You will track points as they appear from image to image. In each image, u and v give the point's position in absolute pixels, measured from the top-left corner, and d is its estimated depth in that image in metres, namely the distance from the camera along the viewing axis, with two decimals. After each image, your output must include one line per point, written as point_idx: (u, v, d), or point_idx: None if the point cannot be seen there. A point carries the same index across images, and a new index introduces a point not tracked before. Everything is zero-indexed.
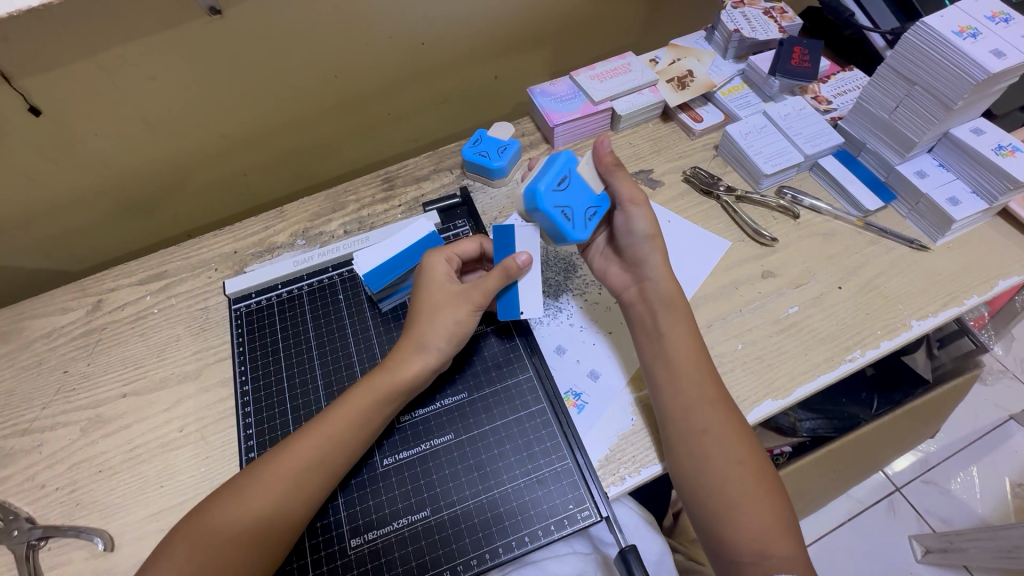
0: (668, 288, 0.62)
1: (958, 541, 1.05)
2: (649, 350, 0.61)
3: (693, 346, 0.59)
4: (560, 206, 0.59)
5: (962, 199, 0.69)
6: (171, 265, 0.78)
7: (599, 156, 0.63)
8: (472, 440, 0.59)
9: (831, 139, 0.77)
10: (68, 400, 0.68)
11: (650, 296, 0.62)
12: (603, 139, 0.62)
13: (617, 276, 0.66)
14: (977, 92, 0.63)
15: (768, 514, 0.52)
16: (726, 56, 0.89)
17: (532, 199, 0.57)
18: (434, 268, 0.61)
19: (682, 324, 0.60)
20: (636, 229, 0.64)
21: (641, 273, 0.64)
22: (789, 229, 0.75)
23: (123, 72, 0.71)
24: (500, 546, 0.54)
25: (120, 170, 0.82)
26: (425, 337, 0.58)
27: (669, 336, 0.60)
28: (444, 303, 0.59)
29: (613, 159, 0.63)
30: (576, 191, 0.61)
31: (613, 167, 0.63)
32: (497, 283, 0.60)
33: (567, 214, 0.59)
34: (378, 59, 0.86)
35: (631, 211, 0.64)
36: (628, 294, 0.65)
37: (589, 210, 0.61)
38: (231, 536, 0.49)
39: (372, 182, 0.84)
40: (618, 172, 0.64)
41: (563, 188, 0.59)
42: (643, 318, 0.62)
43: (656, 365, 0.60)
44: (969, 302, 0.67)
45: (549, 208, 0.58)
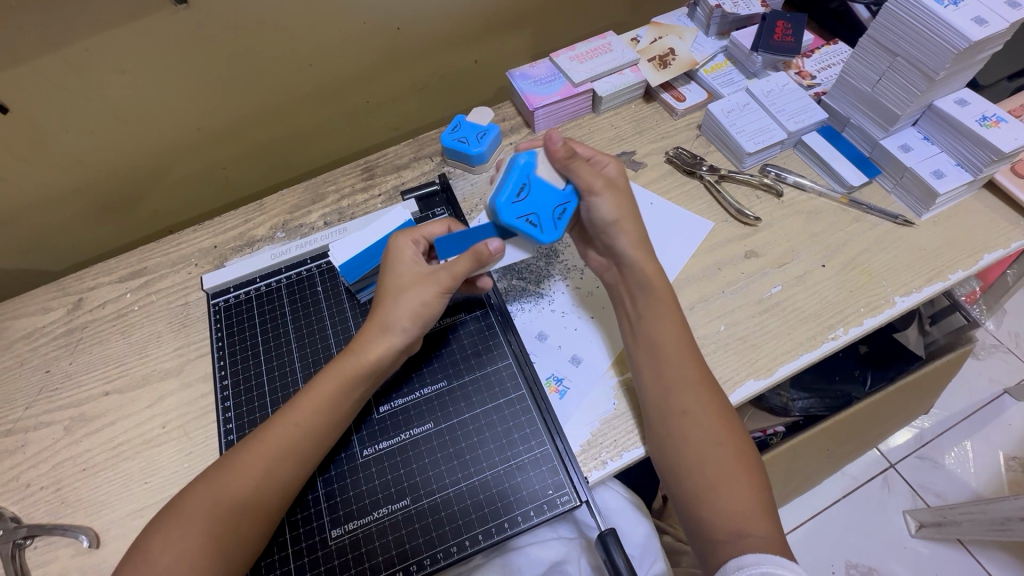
0: (642, 272, 0.60)
1: (951, 515, 1.05)
2: (630, 330, 0.61)
3: (676, 325, 0.59)
4: (524, 215, 0.57)
5: (946, 172, 0.68)
6: (151, 262, 0.78)
7: (550, 152, 0.58)
8: (451, 429, 0.59)
9: (814, 115, 0.76)
10: (51, 399, 0.68)
11: (626, 278, 0.62)
12: (552, 133, 0.57)
13: (595, 260, 0.66)
14: (960, 62, 0.62)
15: (747, 493, 0.52)
16: (708, 33, 0.87)
17: (492, 217, 0.57)
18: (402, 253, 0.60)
19: (660, 306, 0.60)
20: (601, 215, 0.60)
21: (614, 256, 0.62)
22: (772, 208, 0.74)
23: (90, 67, 0.69)
24: (480, 533, 0.54)
25: (95, 166, 0.81)
26: (390, 318, 0.56)
27: (653, 315, 0.59)
28: (411, 285, 0.57)
29: (565, 148, 0.58)
30: (537, 199, 0.58)
31: (568, 159, 0.58)
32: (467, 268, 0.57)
33: (533, 221, 0.58)
34: (353, 46, 0.84)
35: (593, 199, 0.60)
36: (608, 275, 0.65)
37: (557, 209, 0.58)
38: (209, 529, 0.49)
39: (352, 172, 0.83)
40: (574, 162, 0.59)
41: (523, 198, 0.58)
42: (624, 298, 0.62)
43: (637, 346, 0.59)
44: (953, 277, 0.67)
45: (512, 221, 0.57)
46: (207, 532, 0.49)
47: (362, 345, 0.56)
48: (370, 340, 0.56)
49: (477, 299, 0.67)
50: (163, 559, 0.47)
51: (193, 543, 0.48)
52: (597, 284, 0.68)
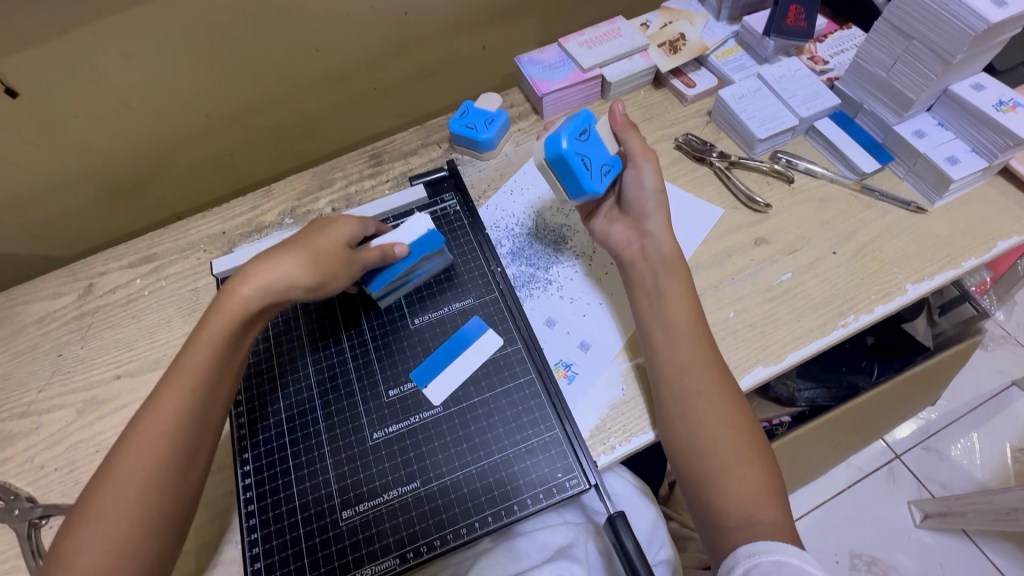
0: (669, 248, 0.62)
1: (957, 505, 1.05)
2: (647, 307, 0.60)
3: (691, 304, 0.59)
4: (581, 155, 0.62)
5: (961, 158, 0.67)
6: (160, 248, 0.78)
7: (612, 117, 0.67)
8: (461, 413, 0.59)
9: (827, 101, 0.75)
10: (64, 382, 0.68)
11: (652, 253, 0.62)
12: (616, 105, 0.68)
13: (619, 234, 0.65)
14: (977, 45, 0.61)
15: (756, 478, 0.52)
16: (719, 17, 0.86)
17: (554, 146, 0.61)
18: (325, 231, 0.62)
19: (679, 286, 0.60)
20: (645, 183, 0.65)
21: (644, 228, 0.64)
22: (783, 195, 0.73)
23: (98, 52, 0.69)
24: (489, 515, 0.54)
25: (103, 152, 0.81)
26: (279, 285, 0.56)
27: (663, 300, 0.59)
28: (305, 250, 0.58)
29: (626, 120, 0.67)
30: (595, 148, 0.63)
31: (625, 128, 0.67)
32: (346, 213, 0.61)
33: (586, 163, 0.62)
34: (360, 31, 0.84)
35: (641, 165, 0.65)
36: (630, 251, 0.64)
37: (604, 166, 0.63)
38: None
39: (359, 158, 0.83)
40: (631, 131, 0.66)
41: (584, 140, 0.62)
42: (644, 277, 0.62)
43: (654, 324, 0.59)
44: (966, 264, 0.66)
45: (571, 152, 0.61)
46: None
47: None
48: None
49: (486, 284, 0.67)
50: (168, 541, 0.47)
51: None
52: (612, 265, 0.68)
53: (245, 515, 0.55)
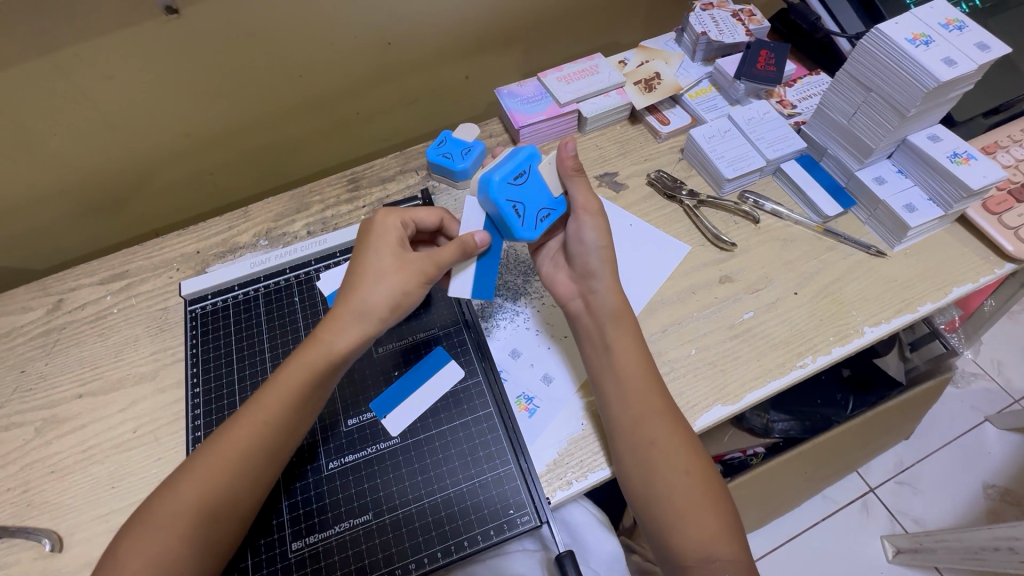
0: (614, 303, 0.62)
1: (927, 541, 1.06)
2: (597, 363, 0.61)
3: (641, 358, 0.59)
4: (513, 201, 0.60)
5: (918, 206, 0.69)
6: (133, 265, 0.78)
7: (560, 159, 0.61)
8: (418, 444, 0.59)
9: (792, 144, 0.77)
10: (24, 400, 0.68)
11: (595, 310, 0.62)
12: (566, 142, 0.61)
13: (564, 285, 0.65)
14: (931, 100, 0.63)
15: (710, 519, 0.53)
16: (694, 58, 0.89)
17: (487, 190, 0.59)
18: (385, 232, 0.59)
19: (627, 340, 0.60)
20: (587, 238, 0.63)
21: (588, 282, 0.63)
22: (749, 233, 0.75)
23: (79, 72, 0.70)
24: (440, 550, 0.54)
25: (81, 167, 0.81)
26: (369, 304, 0.56)
27: (616, 350, 0.60)
28: (392, 269, 0.57)
29: (574, 163, 0.62)
30: (531, 190, 0.61)
31: (573, 172, 0.62)
32: (451, 255, 0.58)
33: (519, 210, 0.60)
34: (344, 59, 0.85)
35: (584, 220, 0.63)
36: (573, 305, 0.64)
37: (542, 210, 0.62)
38: (186, 543, 0.49)
39: (338, 182, 0.84)
40: (577, 179, 0.62)
41: (519, 183, 0.60)
42: (590, 332, 0.62)
43: (604, 376, 0.60)
44: (923, 309, 0.68)
45: (501, 199, 0.59)
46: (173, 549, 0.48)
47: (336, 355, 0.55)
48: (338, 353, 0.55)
49: (452, 314, 0.68)
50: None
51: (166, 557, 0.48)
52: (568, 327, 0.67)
53: None
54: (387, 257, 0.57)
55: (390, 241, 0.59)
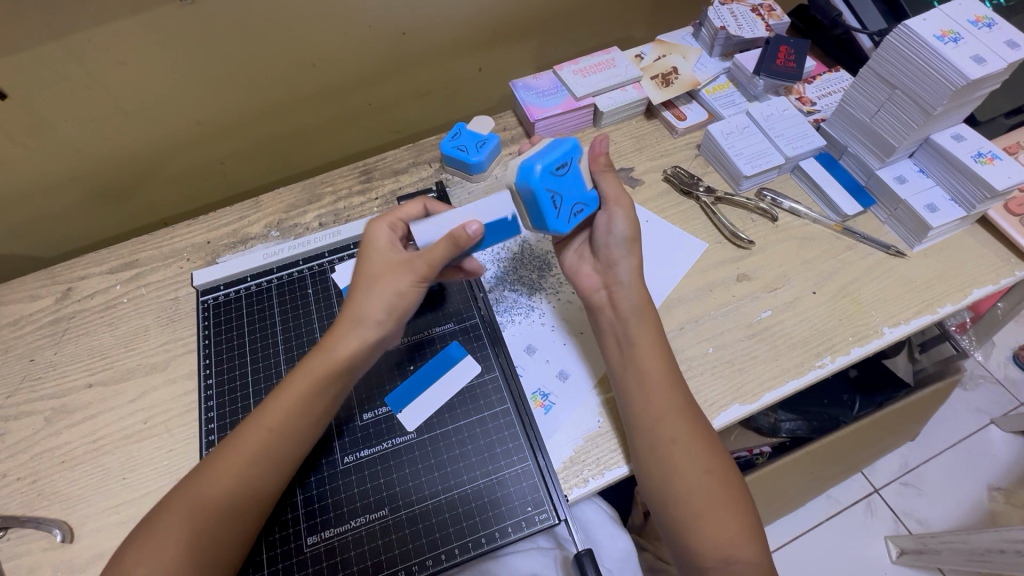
0: (639, 296, 0.61)
1: (932, 543, 1.05)
2: (617, 357, 0.60)
3: (666, 353, 0.59)
4: (552, 192, 0.56)
5: (940, 206, 0.69)
6: (143, 255, 0.77)
7: (594, 153, 0.63)
8: (434, 439, 0.59)
9: (812, 141, 0.76)
10: (33, 388, 0.67)
11: (619, 302, 0.61)
12: (600, 140, 0.63)
13: (588, 277, 0.65)
14: (958, 98, 0.62)
15: (730, 520, 0.52)
16: (711, 54, 0.88)
17: (528, 177, 0.54)
18: (376, 237, 0.59)
19: (651, 333, 0.59)
20: (616, 229, 0.62)
21: (612, 275, 0.62)
22: (766, 232, 0.74)
23: (91, 57, 0.69)
24: (457, 547, 0.54)
25: (90, 154, 0.80)
26: (363, 311, 0.55)
27: (639, 346, 0.59)
28: (385, 274, 0.56)
29: (605, 160, 0.64)
30: (571, 183, 0.58)
31: (605, 168, 0.63)
32: (443, 251, 0.54)
33: (557, 202, 0.57)
34: (358, 49, 0.84)
35: (614, 212, 0.62)
36: (597, 297, 0.63)
37: (577, 205, 0.59)
38: (205, 536, 0.48)
39: (350, 174, 0.83)
40: (608, 174, 0.63)
41: (561, 174, 0.57)
42: (613, 325, 0.61)
43: (625, 375, 0.59)
44: (942, 310, 0.67)
45: (543, 186, 0.55)
46: (191, 543, 0.47)
47: (348, 350, 0.54)
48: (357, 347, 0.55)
49: (468, 309, 0.67)
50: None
51: (183, 551, 0.47)
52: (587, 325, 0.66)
53: None
54: (380, 261, 0.57)
55: (381, 243, 0.59)
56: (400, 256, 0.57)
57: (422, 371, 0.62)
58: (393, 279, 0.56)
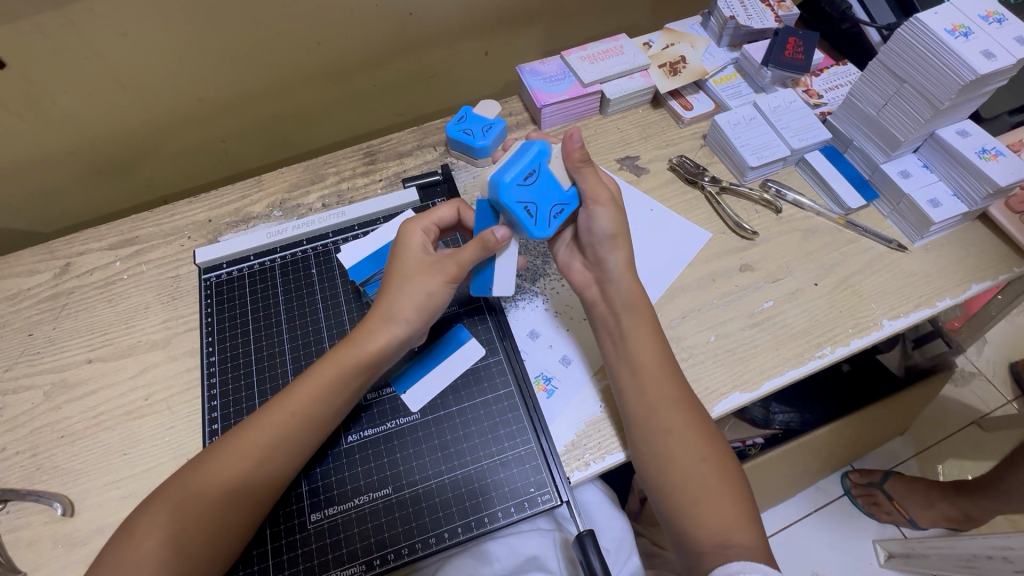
0: (629, 292, 0.61)
1: (919, 548, 1.06)
2: (612, 351, 0.60)
3: (658, 345, 0.59)
4: (524, 202, 0.56)
5: (943, 201, 0.69)
6: (143, 232, 0.77)
7: (566, 151, 0.58)
8: (438, 420, 0.59)
9: (818, 134, 0.76)
10: (32, 363, 0.67)
11: (611, 299, 0.61)
12: (572, 133, 0.57)
13: (579, 273, 0.65)
14: (965, 93, 0.63)
15: (728, 505, 0.53)
16: (720, 44, 0.87)
17: (495, 190, 0.55)
18: (409, 233, 0.58)
19: (644, 330, 0.59)
20: (598, 227, 0.61)
21: (602, 273, 0.62)
22: (770, 223, 0.75)
23: (92, 27, 0.68)
24: (459, 526, 0.54)
25: (90, 129, 0.79)
26: (394, 308, 0.55)
27: (632, 338, 0.59)
28: (416, 273, 0.56)
29: (581, 154, 0.58)
30: (543, 187, 0.57)
31: (581, 163, 0.58)
32: (472, 255, 0.56)
33: (529, 211, 0.56)
34: (364, 28, 0.83)
35: (596, 210, 0.60)
36: (590, 293, 0.64)
37: (556, 207, 0.58)
38: (211, 510, 0.48)
39: (353, 155, 0.82)
40: (586, 168, 0.59)
41: (530, 182, 0.56)
42: (606, 319, 0.61)
43: (620, 366, 0.59)
44: (941, 304, 0.68)
45: (511, 201, 0.55)
46: (196, 518, 0.48)
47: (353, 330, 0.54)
48: (373, 334, 0.55)
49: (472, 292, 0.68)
50: (160, 555, 0.46)
51: (189, 524, 0.47)
52: (581, 315, 0.66)
53: None
54: (412, 259, 0.57)
55: (414, 241, 0.58)
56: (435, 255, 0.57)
57: (427, 353, 0.62)
58: (424, 280, 0.55)
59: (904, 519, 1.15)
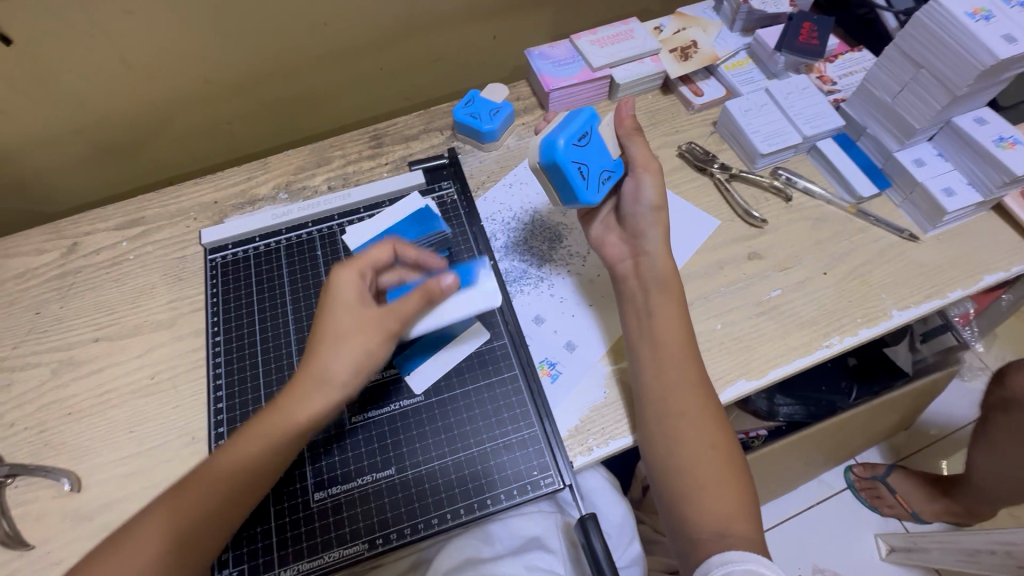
0: (665, 267, 0.61)
1: (921, 542, 1.06)
2: (638, 325, 0.60)
3: (684, 324, 0.59)
4: (578, 162, 0.59)
5: (957, 190, 0.68)
6: (149, 213, 0.77)
7: (619, 118, 0.65)
8: (441, 403, 0.59)
9: (830, 121, 0.75)
10: (40, 341, 0.67)
11: (644, 273, 0.62)
12: (625, 103, 0.65)
13: (613, 246, 0.65)
14: (984, 79, 0.61)
15: (731, 492, 0.52)
16: (732, 28, 0.86)
17: (552, 151, 0.57)
18: (342, 288, 0.54)
19: (674, 306, 0.59)
20: (644, 198, 0.63)
21: (640, 246, 0.63)
22: (779, 211, 0.74)
23: (99, 5, 0.67)
24: (462, 507, 0.54)
25: (96, 109, 0.79)
26: (328, 371, 0.51)
27: (660, 313, 0.59)
28: (352, 333, 0.52)
29: (631, 125, 0.65)
30: (593, 153, 0.61)
31: (632, 132, 0.65)
32: (417, 307, 0.53)
33: (583, 172, 0.59)
34: (371, 10, 0.82)
35: (643, 178, 0.63)
36: (623, 266, 0.63)
37: (605, 172, 0.62)
38: (214, 488, 0.48)
39: (360, 138, 0.82)
40: (636, 137, 0.64)
41: (584, 144, 0.59)
42: (636, 293, 0.61)
43: (644, 341, 0.59)
44: (952, 295, 0.67)
45: (569, 161, 0.58)
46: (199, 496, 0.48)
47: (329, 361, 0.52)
48: (304, 402, 0.50)
49: None
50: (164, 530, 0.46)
51: (192, 503, 0.47)
52: (613, 296, 0.66)
53: None
54: (347, 317, 0.52)
55: (347, 298, 0.53)
56: (370, 308, 0.53)
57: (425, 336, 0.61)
58: (360, 345, 0.52)
59: (906, 512, 1.15)
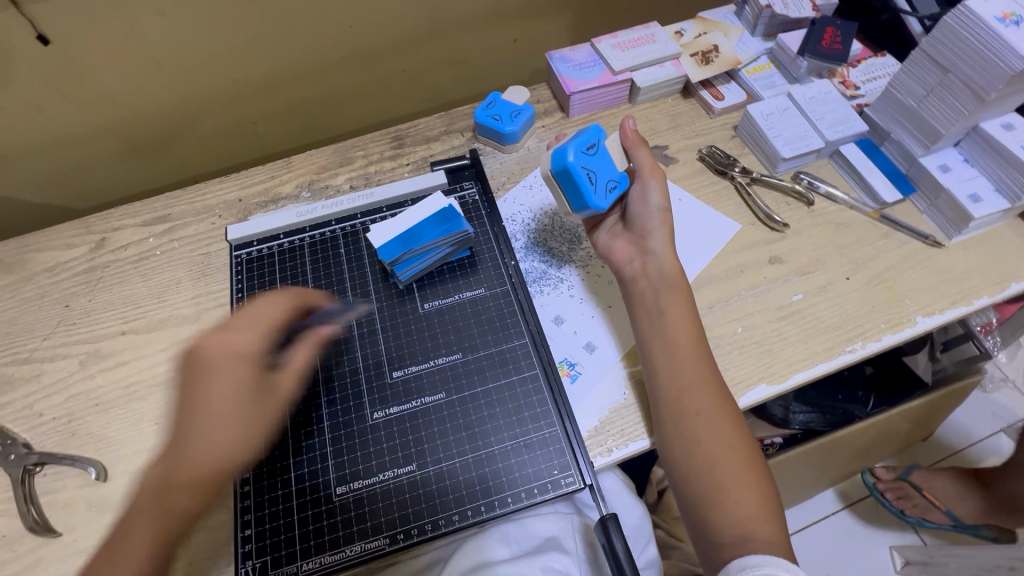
0: (671, 268, 0.62)
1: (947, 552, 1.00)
2: (648, 326, 0.60)
3: (693, 326, 0.59)
4: (586, 169, 0.61)
5: (983, 196, 0.67)
6: (176, 209, 0.78)
7: (622, 133, 0.67)
8: (462, 400, 0.59)
9: (853, 126, 0.75)
10: (69, 332, 0.69)
11: (651, 273, 0.62)
12: (626, 121, 0.68)
13: (622, 250, 0.65)
14: (1014, 84, 0.61)
15: (754, 497, 0.52)
16: (754, 33, 0.86)
17: (563, 163, 0.60)
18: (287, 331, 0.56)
19: (681, 307, 0.59)
20: (651, 200, 0.64)
21: (646, 245, 0.63)
22: (801, 216, 0.73)
23: (133, 7, 0.69)
24: (482, 505, 0.54)
25: (126, 107, 0.81)
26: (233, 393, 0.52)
27: (672, 315, 0.59)
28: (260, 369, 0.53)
29: (636, 136, 0.67)
30: (601, 162, 0.63)
31: (634, 143, 0.67)
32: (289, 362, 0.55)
33: (590, 178, 0.61)
34: (395, 13, 0.84)
35: (649, 183, 0.65)
36: (631, 267, 0.63)
37: (611, 182, 0.63)
38: None
39: (381, 139, 0.83)
40: (641, 146, 0.67)
41: (591, 154, 0.62)
42: (644, 296, 0.61)
43: (653, 342, 0.59)
44: (977, 302, 0.66)
45: (577, 167, 0.60)
46: None
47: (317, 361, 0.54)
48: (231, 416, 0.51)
49: (498, 277, 0.68)
50: None
51: None
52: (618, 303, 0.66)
53: (239, 482, 0.55)
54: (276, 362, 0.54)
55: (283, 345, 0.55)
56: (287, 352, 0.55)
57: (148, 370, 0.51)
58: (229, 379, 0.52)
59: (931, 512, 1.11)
